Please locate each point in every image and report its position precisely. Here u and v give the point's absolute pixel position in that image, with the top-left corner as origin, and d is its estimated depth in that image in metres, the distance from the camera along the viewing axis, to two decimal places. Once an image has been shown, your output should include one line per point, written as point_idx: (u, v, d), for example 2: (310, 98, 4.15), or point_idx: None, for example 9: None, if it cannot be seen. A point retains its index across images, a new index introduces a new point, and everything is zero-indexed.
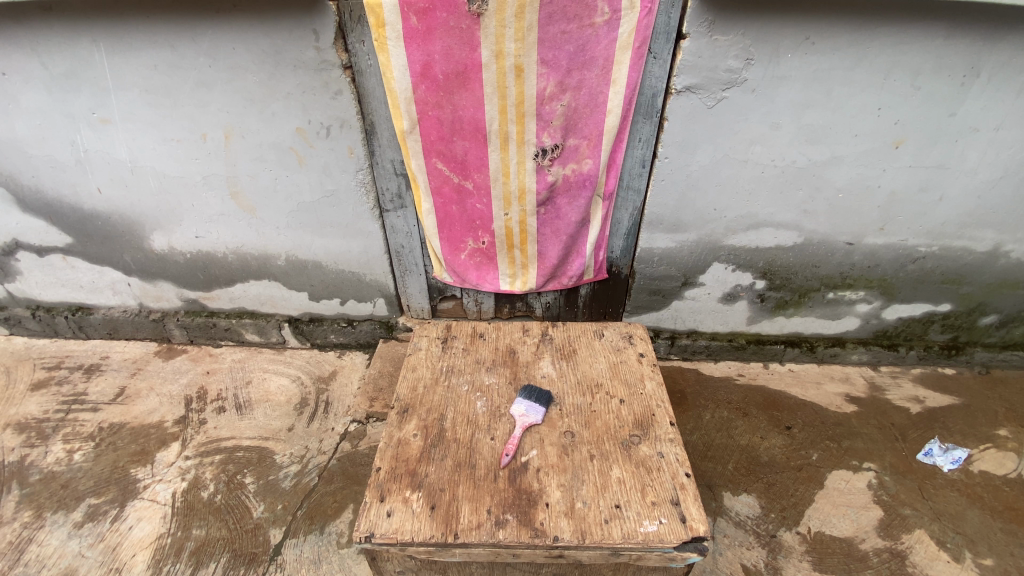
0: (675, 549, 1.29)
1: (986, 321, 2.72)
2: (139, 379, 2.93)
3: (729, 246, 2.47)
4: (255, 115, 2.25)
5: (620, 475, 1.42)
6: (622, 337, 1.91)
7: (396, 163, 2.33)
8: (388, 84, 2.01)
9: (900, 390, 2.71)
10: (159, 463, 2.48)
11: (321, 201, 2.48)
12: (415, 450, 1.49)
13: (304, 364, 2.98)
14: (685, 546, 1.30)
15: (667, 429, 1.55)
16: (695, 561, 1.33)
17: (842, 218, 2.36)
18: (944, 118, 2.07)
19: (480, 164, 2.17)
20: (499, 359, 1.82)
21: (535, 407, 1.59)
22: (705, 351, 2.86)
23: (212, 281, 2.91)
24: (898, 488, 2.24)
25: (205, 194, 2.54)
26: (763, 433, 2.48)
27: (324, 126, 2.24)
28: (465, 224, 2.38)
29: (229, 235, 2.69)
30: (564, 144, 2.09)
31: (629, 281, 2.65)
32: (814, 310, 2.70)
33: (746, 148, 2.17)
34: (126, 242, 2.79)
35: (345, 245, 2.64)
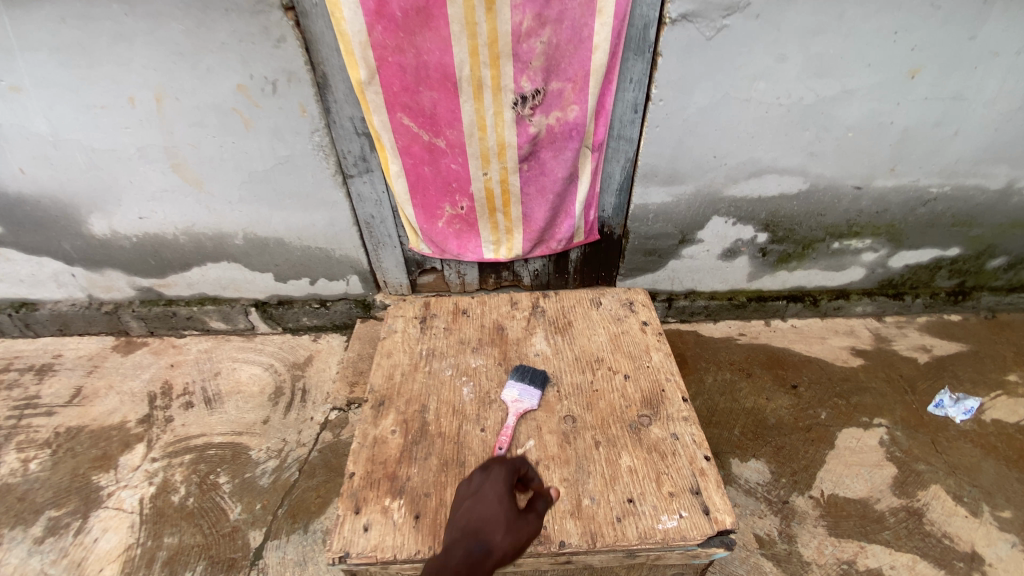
0: (698, 546, 1.15)
1: (993, 264, 2.59)
2: (97, 377, 2.71)
3: (730, 197, 2.27)
4: (188, 72, 1.95)
5: (631, 463, 1.26)
6: (622, 305, 1.72)
7: (356, 121, 2.05)
8: (339, 27, 1.72)
9: (907, 340, 2.59)
10: (124, 467, 2.29)
11: (275, 168, 2.19)
12: (394, 449, 1.29)
13: (277, 351, 2.75)
14: (710, 541, 1.16)
15: (680, 406, 1.38)
16: (720, 555, 1.20)
17: (851, 161, 2.17)
18: (964, 42, 1.86)
19: (452, 117, 1.94)
20: (486, 338, 1.61)
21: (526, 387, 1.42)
22: (705, 312, 2.70)
23: (165, 266, 2.64)
24: (910, 443, 2.14)
25: (143, 168, 2.25)
26: (770, 393, 2.35)
27: (269, 81, 1.95)
28: (441, 187, 2.15)
29: (176, 214, 2.40)
30: (546, 90, 1.86)
31: (623, 241, 2.46)
32: (818, 262, 2.55)
33: (749, 85, 1.93)
34: (63, 229, 2.49)
35: (307, 219, 2.37)
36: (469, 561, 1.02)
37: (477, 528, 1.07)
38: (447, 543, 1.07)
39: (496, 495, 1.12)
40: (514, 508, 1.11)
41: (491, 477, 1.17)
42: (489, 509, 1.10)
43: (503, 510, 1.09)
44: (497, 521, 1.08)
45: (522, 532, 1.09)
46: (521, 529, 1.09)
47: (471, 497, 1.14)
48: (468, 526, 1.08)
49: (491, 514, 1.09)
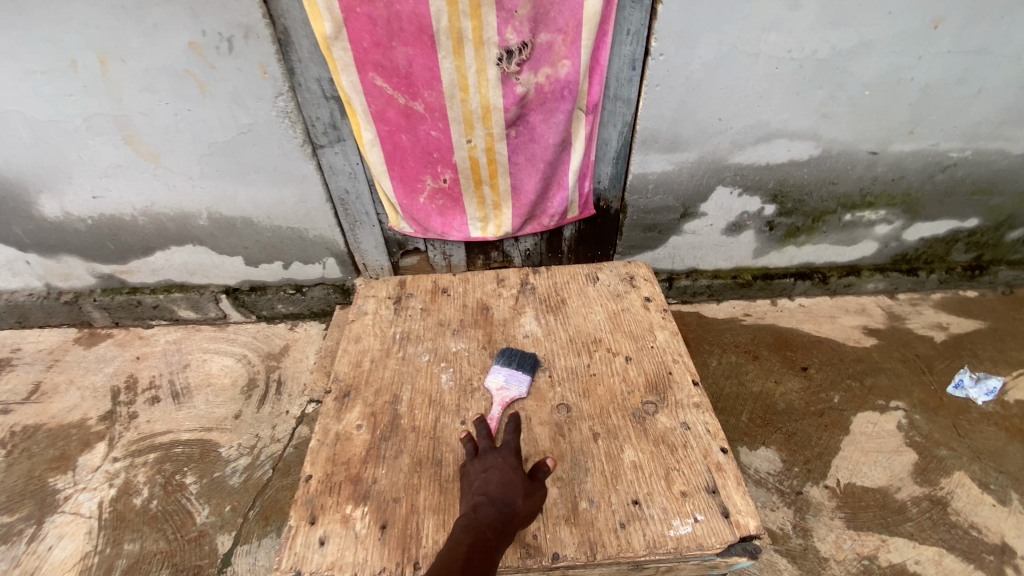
0: (718, 557, 1.02)
1: (1013, 236, 2.44)
2: (57, 372, 2.52)
3: (736, 165, 2.10)
4: (132, 29, 1.73)
5: (635, 458, 1.10)
6: (621, 280, 1.54)
7: (324, 83, 1.85)
8: None
9: (921, 318, 2.44)
10: (82, 468, 2.11)
11: (238, 139, 1.99)
12: (359, 448, 1.13)
13: (250, 341, 2.57)
14: (730, 550, 1.02)
15: (690, 392, 1.22)
16: (743, 564, 1.07)
17: (867, 123, 1.99)
18: None
19: (430, 77, 1.74)
20: (469, 320, 1.43)
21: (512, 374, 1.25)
22: (707, 292, 2.54)
23: (126, 251, 2.43)
24: (930, 426, 2.00)
25: (92, 141, 2.04)
26: (778, 376, 2.20)
27: (224, 37, 1.73)
28: (420, 157, 1.96)
29: (133, 193, 2.20)
30: (534, 43, 1.67)
31: (620, 216, 2.28)
32: (829, 236, 2.38)
33: (758, 37, 1.74)
34: (10, 211, 2.28)
35: (276, 195, 2.17)
36: (496, 525, 0.93)
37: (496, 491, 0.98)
38: (465, 510, 0.97)
39: (509, 461, 1.04)
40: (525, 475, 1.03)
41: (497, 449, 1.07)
42: (506, 473, 1.01)
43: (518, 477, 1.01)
44: (517, 485, 1.00)
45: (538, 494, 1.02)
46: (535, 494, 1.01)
47: (481, 466, 1.04)
48: (486, 489, 0.99)
49: (510, 478, 1.00)
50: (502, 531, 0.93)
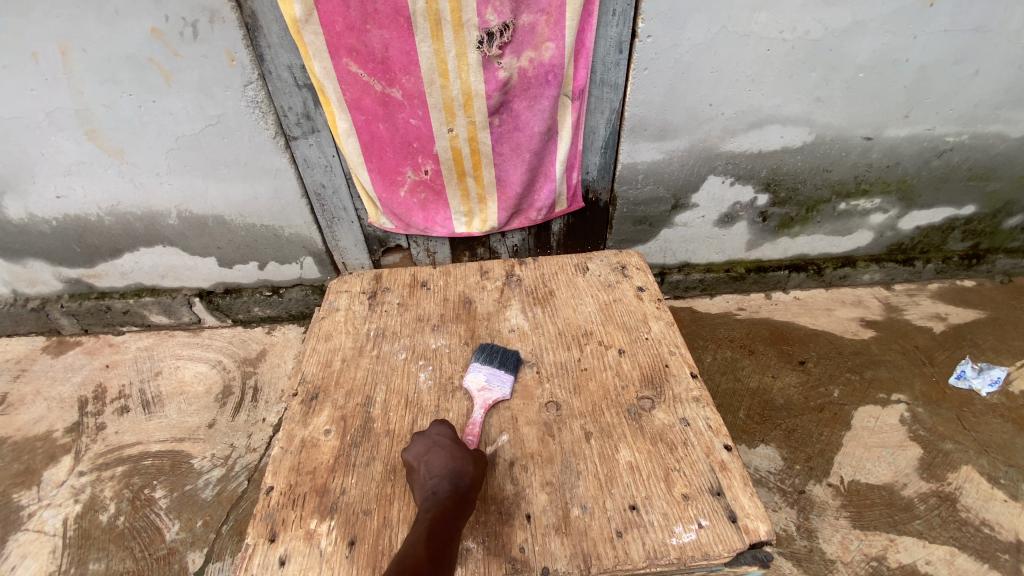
0: (726, 566, 0.93)
1: (1010, 223, 2.39)
2: (22, 383, 2.39)
3: (727, 152, 2.03)
4: (90, 15, 1.62)
5: (632, 459, 1.01)
6: (613, 270, 1.45)
7: (296, 70, 1.76)
8: None
9: (919, 309, 2.38)
10: (46, 483, 1.98)
11: (207, 132, 1.89)
12: (328, 455, 1.03)
13: (226, 346, 2.45)
14: (739, 558, 0.93)
15: (688, 386, 1.13)
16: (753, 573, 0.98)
17: (861, 107, 1.93)
18: None
19: (407, 61, 1.65)
20: (450, 314, 1.34)
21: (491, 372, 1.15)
22: (700, 286, 2.46)
23: (93, 254, 2.31)
24: (934, 419, 1.93)
25: (53, 137, 1.92)
26: (775, 371, 2.13)
27: (188, 22, 1.63)
28: (400, 147, 1.87)
29: (99, 192, 2.08)
30: (515, 24, 1.59)
31: (610, 208, 2.20)
32: (823, 226, 2.32)
33: (748, 17, 1.68)
34: None
35: (250, 191, 2.07)
36: (455, 500, 0.89)
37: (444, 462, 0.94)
38: (419, 498, 0.91)
39: (445, 437, 0.98)
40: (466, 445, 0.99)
41: (427, 432, 1.01)
42: (449, 448, 0.96)
43: (462, 448, 0.97)
44: (463, 456, 0.95)
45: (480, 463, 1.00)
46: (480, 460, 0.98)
47: (421, 451, 0.97)
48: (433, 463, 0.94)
49: (455, 451, 0.95)
50: (460, 505, 0.89)
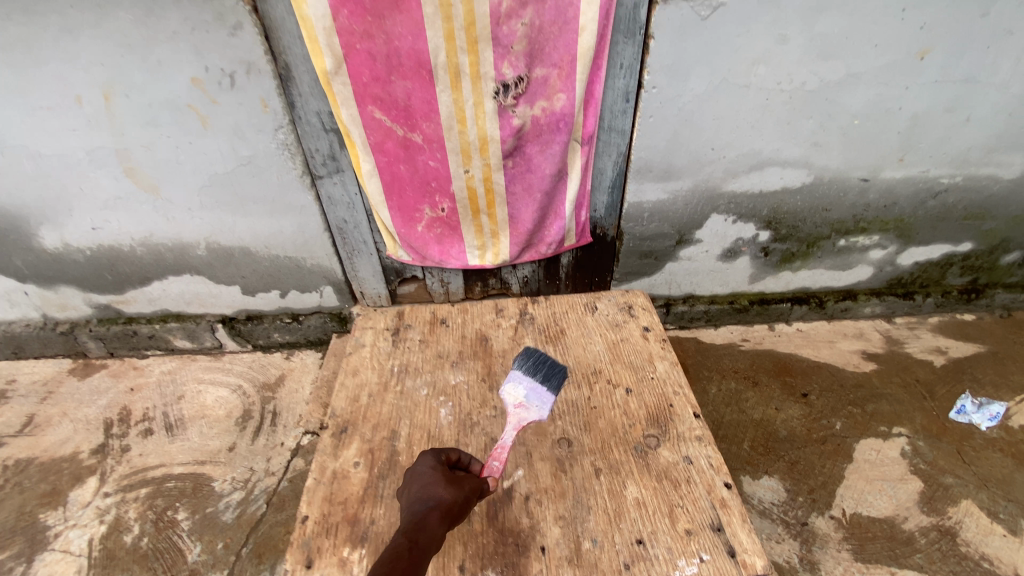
0: None
1: (1007, 259, 2.45)
2: (50, 405, 2.49)
3: (729, 193, 2.13)
4: (136, 66, 1.76)
5: (639, 495, 1.08)
6: (620, 310, 1.54)
7: (324, 116, 1.88)
8: (300, 10, 1.56)
9: (920, 343, 2.44)
10: (73, 504, 2.06)
11: (238, 171, 2.01)
12: (357, 486, 1.11)
13: (246, 371, 2.54)
14: None
15: (692, 425, 1.20)
16: None
17: (857, 151, 2.03)
18: (977, 18, 1.74)
19: (428, 109, 1.78)
20: (468, 351, 1.43)
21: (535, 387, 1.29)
22: (705, 317, 2.54)
23: (123, 281, 2.43)
24: (934, 453, 1.97)
25: (93, 174, 2.05)
26: (779, 403, 2.18)
27: (227, 73, 1.77)
28: (418, 186, 1.98)
29: (133, 224, 2.21)
30: (529, 77, 1.71)
31: (617, 242, 2.29)
32: (824, 261, 2.40)
33: (748, 70, 1.79)
34: (10, 243, 2.29)
35: (275, 225, 2.19)
36: (420, 525, 0.94)
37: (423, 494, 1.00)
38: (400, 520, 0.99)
39: (428, 462, 1.04)
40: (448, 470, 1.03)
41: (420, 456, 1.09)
42: (429, 474, 1.01)
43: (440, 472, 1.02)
44: (437, 482, 1.00)
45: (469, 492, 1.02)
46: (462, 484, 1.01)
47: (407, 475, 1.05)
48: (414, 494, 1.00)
49: (431, 478, 1.01)
50: (425, 528, 0.93)
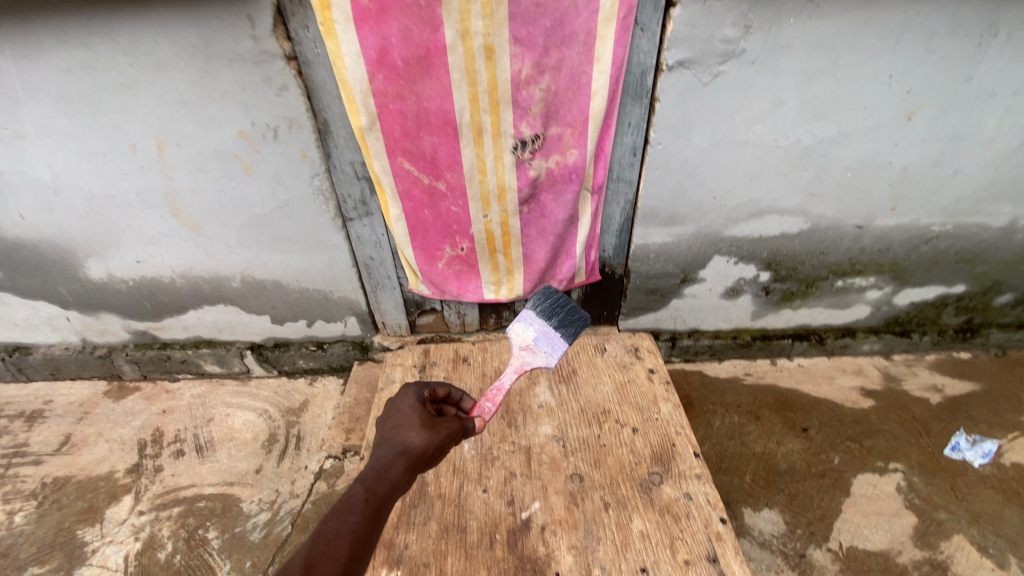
0: None
1: (1000, 300, 2.55)
2: (87, 425, 2.64)
3: (731, 237, 2.27)
4: (189, 120, 1.95)
5: (643, 527, 1.19)
6: (627, 352, 1.68)
7: (357, 165, 2.05)
8: (341, 75, 1.74)
9: (917, 380, 2.53)
10: (109, 521, 2.20)
11: (276, 212, 2.19)
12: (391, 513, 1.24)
13: (271, 396, 2.69)
14: None
15: (692, 463, 1.32)
16: None
17: (851, 200, 2.17)
18: (960, 84, 1.88)
19: (452, 162, 1.94)
20: (489, 389, 1.57)
21: (550, 336, 1.47)
22: (709, 351, 2.65)
23: (161, 309, 2.60)
24: (928, 489, 2.06)
25: (142, 213, 2.24)
26: (779, 437, 2.28)
27: (271, 127, 1.95)
28: (440, 228, 2.14)
29: (175, 258, 2.38)
30: (545, 134, 1.87)
31: (625, 280, 2.43)
32: (822, 301, 2.51)
33: (747, 128, 1.94)
34: (59, 273, 2.47)
35: (306, 261, 2.35)
36: (393, 459, 1.14)
37: (396, 438, 1.20)
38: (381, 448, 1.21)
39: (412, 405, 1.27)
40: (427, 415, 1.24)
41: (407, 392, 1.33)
42: (410, 418, 1.22)
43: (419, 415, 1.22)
44: (415, 424, 1.21)
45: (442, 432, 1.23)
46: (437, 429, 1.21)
47: (395, 410, 1.27)
48: (387, 436, 1.20)
49: (411, 420, 1.21)
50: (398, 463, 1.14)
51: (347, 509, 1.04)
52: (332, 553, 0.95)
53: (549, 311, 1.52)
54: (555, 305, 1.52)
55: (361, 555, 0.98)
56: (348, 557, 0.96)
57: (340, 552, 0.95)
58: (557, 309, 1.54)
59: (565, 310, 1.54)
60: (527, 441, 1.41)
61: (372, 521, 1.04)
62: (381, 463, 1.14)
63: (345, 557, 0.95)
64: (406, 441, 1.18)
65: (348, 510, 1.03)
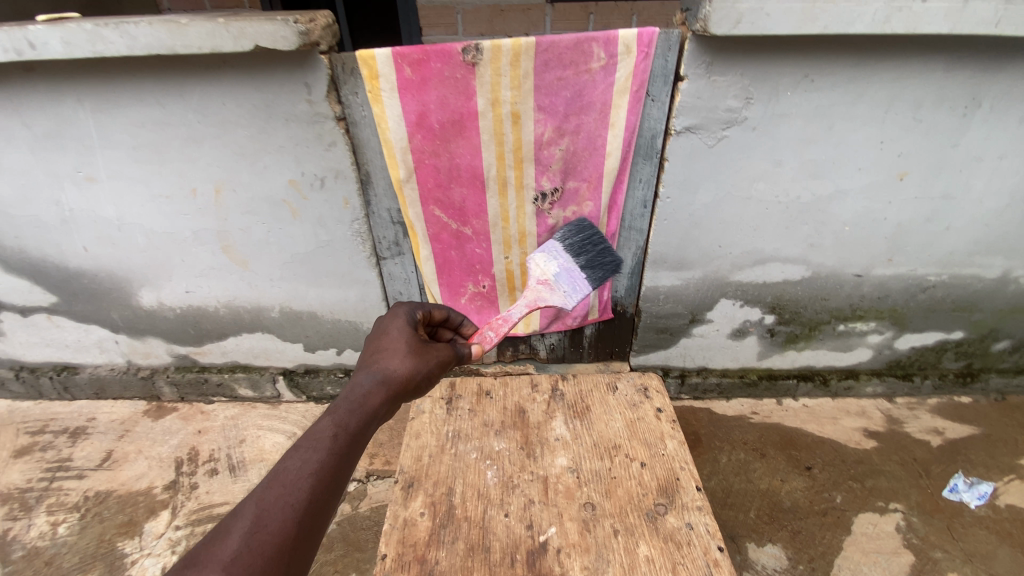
0: None
1: (998, 346, 2.65)
2: (127, 442, 2.82)
3: (736, 282, 2.42)
4: (247, 169, 2.18)
5: (649, 552, 1.32)
6: (637, 390, 1.81)
7: (392, 212, 2.27)
8: (384, 135, 1.96)
9: (919, 423, 2.61)
10: (148, 534, 2.35)
11: (316, 251, 2.40)
12: (423, 532, 1.38)
13: (300, 420, 2.85)
14: None
15: (694, 495, 1.45)
16: None
17: (850, 251, 2.32)
18: (948, 149, 2.04)
19: (479, 210, 2.14)
20: (509, 421, 1.72)
21: (572, 274, 1.96)
22: (717, 389, 2.77)
23: (203, 335, 2.80)
24: (927, 529, 2.14)
25: (195, 249, 2.46)
26: (784, 475, 2.38)
27: (318, 177, 2.18)
28: (465, 268, 2.33)
29: (221, 289, 2.60)
30: (564, 188, 2.07)
31: (635, 319, 2.58)
32: (826, 343, 2.63)
33: (749, 185, 2.12)
34: (113, 300, 2.69)
35: (340, 295, 2.55)
36: (374, 389, 1.30)
37: (375, 367, 1.35)
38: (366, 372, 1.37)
39: (402, 337, 1.43)
40: (414, 348, 1.41)
41: (397, 322, 1.49)
42: (398, 350, 1.39)
43: (406, 348, 1.40)
44: (402, 355, 1.38)
45: (423, 364, 1.40)
46: (420, 363, 1.39)
47: (385, 338, 1.44)
48: (370, 363, 1.36)
49: (399, 350, 1.39)
50: (378, 391, 1.30)
51: (314, 445, 1.13)
52: (290, 496, 1.04)
53: (578, 251, 2.01)
54: (586, 246, 2.02)
55: (329, 482, 1.10)
56: (312, 490, 1.06)
57: (302, 492, 1.05)
58: (587, 247, 2.02)
59: (595, 250, 2.01)
60: (544, 471, 1.54)
61: (341, 452, 1.15)
62: (357, 393, 1.28)
63: (307, 491, 1.06)
64: (388, 370, 1.35)
65: (311, 449, 1.12)
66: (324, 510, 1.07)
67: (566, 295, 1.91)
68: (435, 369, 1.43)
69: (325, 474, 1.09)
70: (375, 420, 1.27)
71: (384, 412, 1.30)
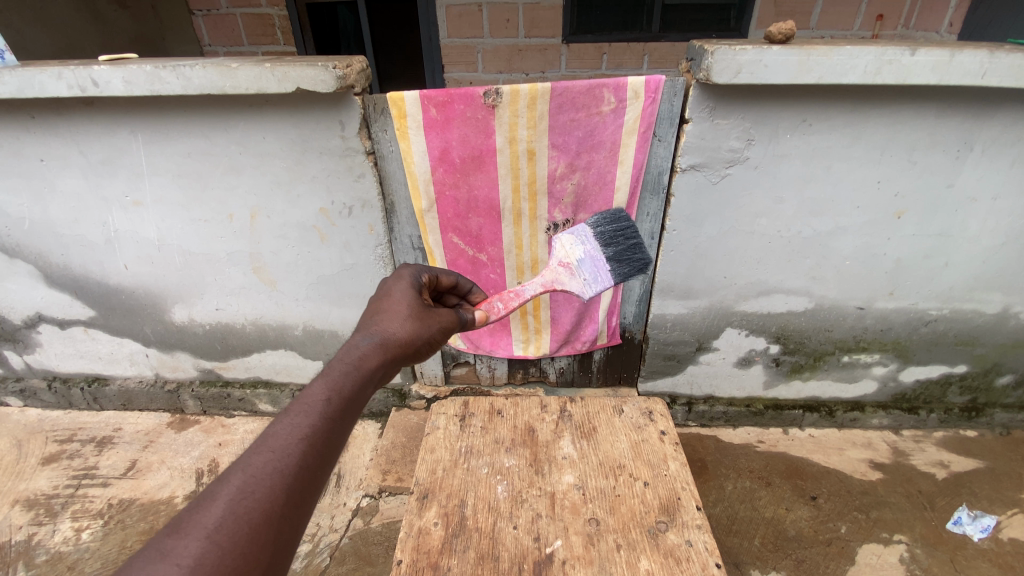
0: None
1: (1002, 381, 2.68)
2: (150, 452, 2.94)
3: (741, 311, 2.50)
4: (281, 197, 2.35)
5: (649, 566, 1.39)
6: (642, 414, 1.89)
7: (413, 238, 2.42)
8: (409, 168, 2.11)
9: (924, 456, 2.63)
10: None
11: (341, 273, 2.54)
12: (436, 541, 1.46)
13: None
14: None
15: (694, 514, 1.52)
16: None
17: (851, 284, 2.40)
18: (943, 189, 2.14)
19: (494, 238, 2.28)
20: (519, 439, 1.80)
21: (596, 264, 1.89)
22: (723, 417, 2.82)
23: (228, 351, 2.94)
24: (930, 561, 2.15)
25: (228, 269, 2.62)
26: (789, 504, 2.41)
27: (347, 206, 2.34)
28: None
29: (249, 307, 2.74)
30: (575, 219, 2.20)
31: (643, 345, 2.67)
32: (830, 374, 2.68)
33: (752, 220, 2.23)
34: (147, 315, 2.85)
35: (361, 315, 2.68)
36: (372, 352, 1.30)
37: (375, 329, 1.35)
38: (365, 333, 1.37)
39: (404, 302, 1.44)
40: (415, 314, 1.42)
41: (399, 287, 1.50)
42: (399, 315, 1.40)
43: (408, 313, 1.41)
44: (403, 319, 1.39)
45: (422, 330, 1.41)
46: (420, 328, 1.40)
47: (386, 302, 1.44)
48: (370, 325, 1.36)
49: (401, 315, 1.40)
50: (377, 353, 1.30)
51: (306, 410, 1.11)
52: (279, 461, 1.03)
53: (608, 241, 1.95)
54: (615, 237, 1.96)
55: (321, 448, 1.09)
56: (303, 455, 1.05)
57: (291, 459, 1.04)
58: (616, 239, 1.96)
59: (625, 242, 1.97)
60: (552, 487, 1.62)
61: (334, 417, 1.14)
62: (354, 355, 1.27)
63: (297, 457, 1.05)
64: (388, 333, 1.35)
65: (303, 413, 1.10)
66: (315, 476, 1.06)
67: (585, 284, 1.86)
68: (434, 336, 1.44)
69: (316, 440, 1.08)
70: (371, 383, 1.26)
71: (380, 374, 1.29)
